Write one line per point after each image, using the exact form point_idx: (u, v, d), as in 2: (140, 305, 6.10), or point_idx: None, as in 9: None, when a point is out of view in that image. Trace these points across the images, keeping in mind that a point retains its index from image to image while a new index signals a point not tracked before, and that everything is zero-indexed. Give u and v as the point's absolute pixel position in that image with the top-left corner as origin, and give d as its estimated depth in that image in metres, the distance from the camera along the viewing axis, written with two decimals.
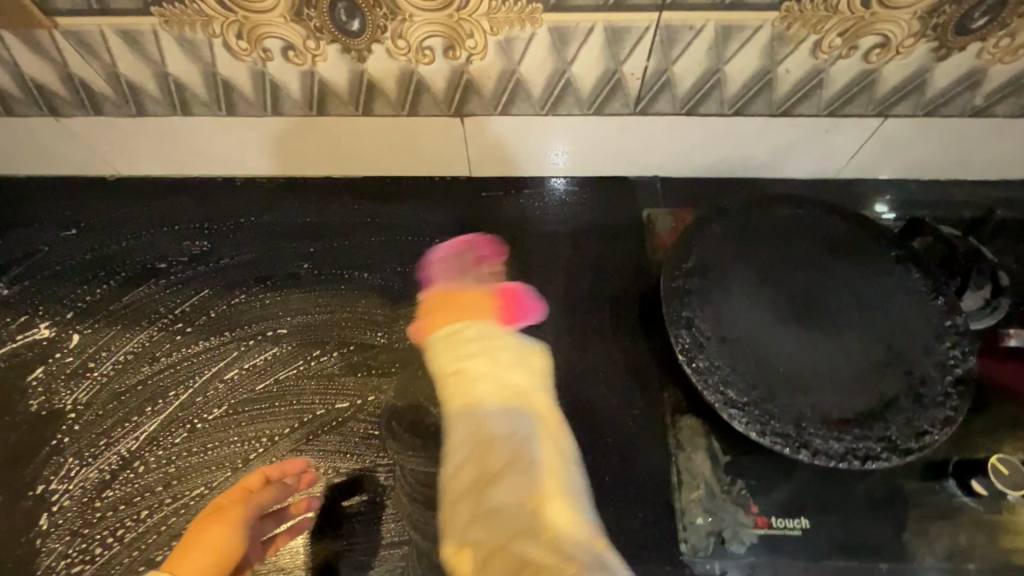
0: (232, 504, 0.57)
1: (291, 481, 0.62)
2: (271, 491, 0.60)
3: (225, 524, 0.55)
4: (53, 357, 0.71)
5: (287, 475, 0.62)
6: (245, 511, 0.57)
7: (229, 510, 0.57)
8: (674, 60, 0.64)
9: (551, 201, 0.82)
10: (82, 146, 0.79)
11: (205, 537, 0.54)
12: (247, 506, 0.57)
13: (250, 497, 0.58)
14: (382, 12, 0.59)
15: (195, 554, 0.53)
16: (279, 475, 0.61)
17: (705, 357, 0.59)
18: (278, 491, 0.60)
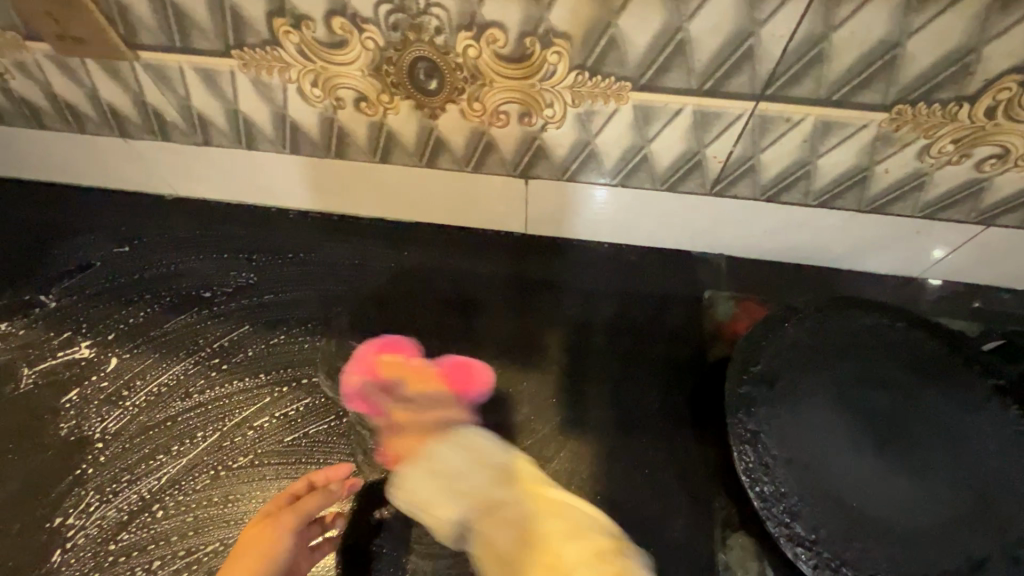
0: (282, 511, 0.57)
1: (336, 487, 0.60)
2: (316, 496, 0.58)
3: (274, 531, 0.56)
4: (89, 379, 0.70)
5: (330, 482, 0.60)
6: (294, 518, 0.57)
7: (280, 517, 0.57)
8: (763, 148, 0.59)
9: (608, 267, 0.77)
10: (144, 166, 0.79)
11: (257, 543, 0.55)
12: (296, 514, 0.57)
13: (298, 504, 0.58)
14: (463, 75, 0.56)
15: (247, 558, 0.54)
16: (322, 482, 0.60)
17: (770, 481, 0.55)
18: (325, 497, 0.59)
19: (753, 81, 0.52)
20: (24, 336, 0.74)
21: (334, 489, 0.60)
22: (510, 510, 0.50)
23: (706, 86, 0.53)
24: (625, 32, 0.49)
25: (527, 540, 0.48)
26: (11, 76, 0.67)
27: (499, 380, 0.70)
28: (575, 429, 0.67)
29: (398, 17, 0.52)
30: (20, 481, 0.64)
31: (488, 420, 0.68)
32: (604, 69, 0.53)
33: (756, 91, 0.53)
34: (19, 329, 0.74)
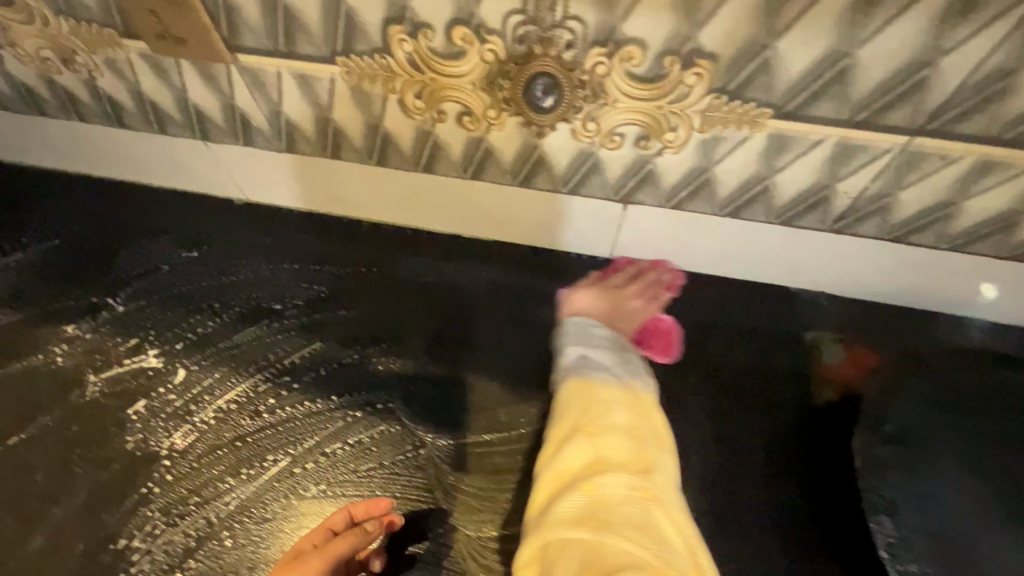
0: (314, 551, 0.53)
1: (372, 526, 0.55)
2: (351, 537, 0.53)
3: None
4: (156, 391, 0.67)
5: (367, 521, 0.56)
6: (324, 561, 0.52)
7: (309, 559, 0.52)
8: (905, 186, 0.54)
9: (700, 301, 0.72)
10: (219, 169, 0.77)
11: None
12: (325, 557, 0.52)
13: (330, 544, 0.53)
14: (585, 93, 0.52)
15: None
16: (362, 518, 0.56)
17: (914, 559, 0.48)
18: (360, 538, 0.54)
19: (915, 114, 0.47)
20: (90, 341, 0.71)
21: (371, 529, 0.55)
22: (597, 391, 0.54)
23: (859, 117, 0.48)
24: (781, 55, 0.45)
25: (593, 464, 0.48)
26: (101, 73, 0.65)
27: None
28: None
29: (529, 29, 0.48)
30: (85, 497, 0.61)
31: None
32: (747, 94, 0.48)
33: (914, 125, 0.48)
34: (86, 333, 0.72)
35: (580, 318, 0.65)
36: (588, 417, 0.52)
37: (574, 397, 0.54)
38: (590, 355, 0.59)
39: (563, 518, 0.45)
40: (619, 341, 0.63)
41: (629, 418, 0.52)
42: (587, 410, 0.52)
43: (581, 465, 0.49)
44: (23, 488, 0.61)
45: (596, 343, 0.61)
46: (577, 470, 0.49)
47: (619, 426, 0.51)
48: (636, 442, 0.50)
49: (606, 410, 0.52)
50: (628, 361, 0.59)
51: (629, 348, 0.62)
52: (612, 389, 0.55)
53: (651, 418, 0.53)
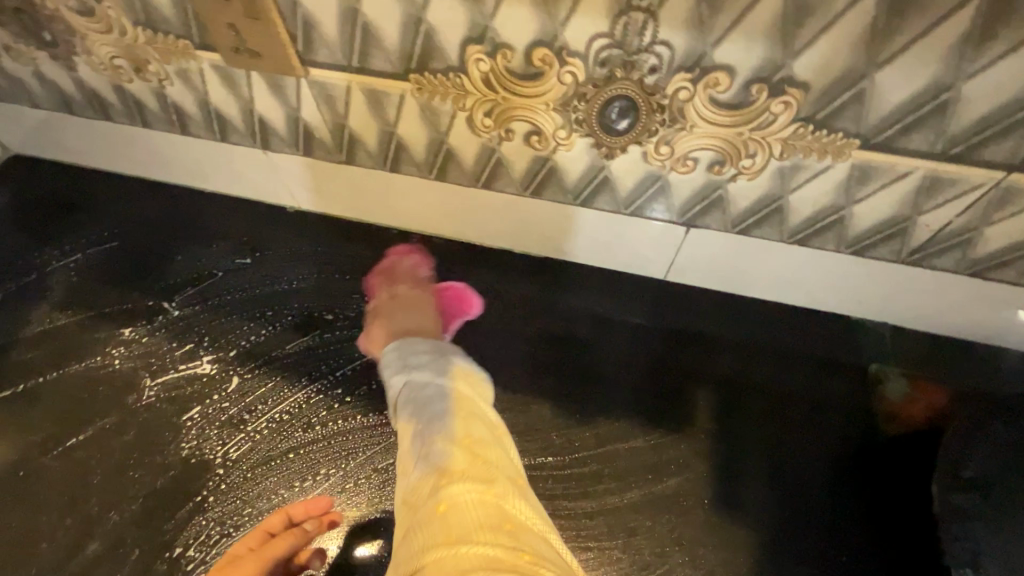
0: (247, 557, 0.51)
1: (312, 526, 0.56)
2: (289, 537, 0.53)
3: None
4: (211, 398, 0.68)
5: (307, 520, 0.56)
6: (260, 564, 0.51)
7: (242, 565, 0.51)
8: (991, 222, 0.52)
9: (757, 327, 0.71)
10: (274, 177, 0.77)
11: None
12: (261, 559, 0.51)
13: (265, 547, 0.52)
14: (662, 117, 0.51)
15: None
16: (302, 516, 0.56)
17: None
18: (300, 537, 0.54)
19: (1014, 150, 0.45)
20: (146, 345, 0.72)
21: (310, 528, 0.55)
22: (428, 408, 0.52)
23: (952, 151, 0.46)
24: (878, 87, 0.43)
25: (442, 472, 0.46)
26: (170, 82, 0.66)
27: (639, 445, 0.64)
28: (729, 513, 0.60)
29: (614, 52, 0.47)
30: (142, 503, 0.61)
31: (629, 491, 0.61)
32: (835, 124, 0.47)
33: (1012, 161, 0.46)
34: (142, 336, 0.73)
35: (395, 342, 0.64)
36: (430, 425, 0.50)
37: (408, 426, 0.52)
38: (414, 370, 0.57)
39: (416, 547, 0.41)
40: (444, 346, 0.61)
41: (462, 425, 0.50)
42: (423, 431, 0.50)
43: (426, 489, 0.46)
44: (81, 490, 0.62)
45: (429, 352, 0.59)
46: (423, 495, 0.45)
47: (457, 424, 0.50)
48: (468, 447, 0.48)
49: (436, 426, 0.50)
50: (462, 366, 0.58)
51: (452, 350, 0.61)
52: (440, 391, 0.54)
53: (482, 420, 0.52)
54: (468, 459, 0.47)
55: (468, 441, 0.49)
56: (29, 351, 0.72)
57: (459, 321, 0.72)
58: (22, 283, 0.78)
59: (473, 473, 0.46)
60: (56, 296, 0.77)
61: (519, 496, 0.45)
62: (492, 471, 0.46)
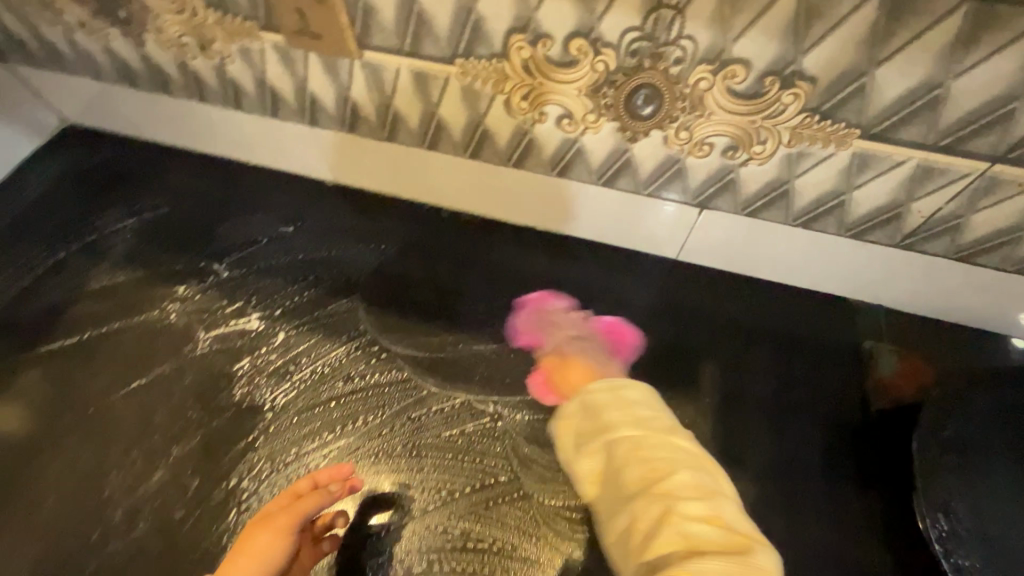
0: (279, 513, 0.56)
1: (337, 488, 0.59)
2: (317, 497, 0.57)
3: (270, 533, 0.55)
4: (259, 351, 0.74)
5: (332, 483, 0.59)
6: (292, 519, 0.55)
7: (275, 519, 0.56)
8: (977, 209, 0.58)
9: (760, 305, 0.77)
10: (320, 154, 0.83)
11: (252, 546, 0.54)
12: (292, 515, 0.55)
13: (297, 505, 0.56)
14: (683, 105, 0.57)
15: (240, 558, 0.53)
16: (326, 481, 0.59)
17: (965, 553, 0.52)
18: (326, 498, 0.57)
19: (998, 143, 0.51)
20: (199, 302, 0.79)
21: (335, 490, 0.59)
22: (654, 452, 0.54)
23: (943, 142, 0.52)
24: (878, 82, 0.49)
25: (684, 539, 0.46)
26: (232, 60, 0.72)
27: None
28: (730, 468, 0.66)
29: (643, 44, 0.53)
30: (199, 440, 0.68)
31: None
32: (838, 115, 0.53)
33: (996, 153, 0.52)
34: (196, 294, 0.79)
35: (605, 385, 0.63)
36: (652, 465, 0.53)
37: (630, 455, 0.54)
38: (636, 406, 0.60)
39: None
40: (659, 401, 0.62)
41: (694, 482, 0.51)
42: (649, 475, 0.52)
43: (671, 553, 0.46)
44: (145, 428, 0.69)
45: (655, 412, 0.60)
46: (668, 559, 0.46)
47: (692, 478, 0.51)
48: (713, 511, 0.48)
49: (669, 471, 0.51)
50: (633, 398, 0.61)
51: (665, 411, 0.62)
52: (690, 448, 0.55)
53: (724, 491, 0.52)
54: (707, 514, 0.48)
55: (702, 490, 0.50)
56: (93, 304, 0.79)
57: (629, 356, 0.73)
58: (83, 243, 0.85)
59: (719, 542, 0.46)
60: (115, 256, 0.83)
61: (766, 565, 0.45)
62: (729, 538, 0.46)
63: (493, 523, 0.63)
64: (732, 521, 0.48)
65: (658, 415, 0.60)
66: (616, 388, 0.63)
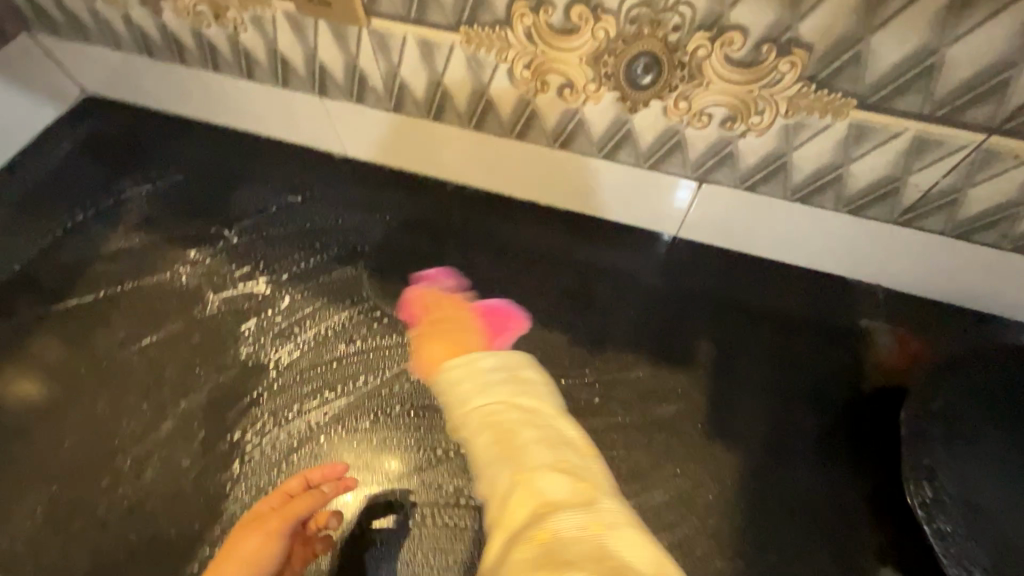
0: (270, 515, 0.58)
1: (330, 488, 0.61)
2: (308, 499, 0.59)
3: (259, 536, 0.57)
4: (265, 313, 0.77)
5: (324, 483, 0.61)
6: (281, 521, 0.58)
7: (265, 522, 0.58)
8: (974, 183, 0.58)
9: (758, 281, 0.78)
10: (328, 125, 0.85)
11: (241, 549, 0.57)
12: (281, 517, 0.58)
13: (286, 507, 0.59)
14: (682, 74, 0.57)
15: (231, 561, 0.56)
16: (319, 480, 0.61)
17: (949, 521, 0.52)
18: (317, 498, 0.59)
19: (994, 113, 0.51)
20: (210, 265, 0.81)
21: (326, 490, 0.60)
22: (509, 420, 0.53)
23: (939, 112, 0.52)
24: (873, 50, 0.50)
25: (541, 500, 0.46)
26: (245, 29, 0.74)
27: (643, 376, 0.71)
28: (720, 437, 0.67)
29: (642, 11, 0.54)
30: (206, 395, 0.70)
31: (630, 413, 0.69)
32: (835, 84, 0.53)
33: (992, 124, 0.52)
34: (206, 257, 0.82)
35: (459, 361, 0.59)
36: (502, 425, 0.52)
37: (482, 425, 0.53)
38: (490, 382, 0.56)
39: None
40: (515, 362, 0.58)
41: (541, 435, 0.51)
42: (500, 445, 0.51)
43: (526, 512, 0.46)
44: (155, 381, 0.72)
45: (512, 378, 0.56)
46: (524, 517, 0.46)
47: (540, 431, 0.52)
48: (563, 465, 0.49)
49: (518, 435, 0.51)
50: (471, 372, 0.57)
51: (520, 361, 0.59)
52: (536, 399, 0.55)
53: (562, 430, 0.54)
54: (555, 466, 0.48)
55: (548, 440, 0.51)
56: (109, 265, 0.82)
57: (515, 334, 0.74)
58: (101, 207, 0.88)
59: (573, 501, 0.45)
60: (130, 220, 0.86)
61: (617, 511, 0.45)
62: (585, 490, 0.47)
63: None
64: (591, 479, 0.49)
65: (509, 378, 0.56)
66: (472, 363, 0.58)
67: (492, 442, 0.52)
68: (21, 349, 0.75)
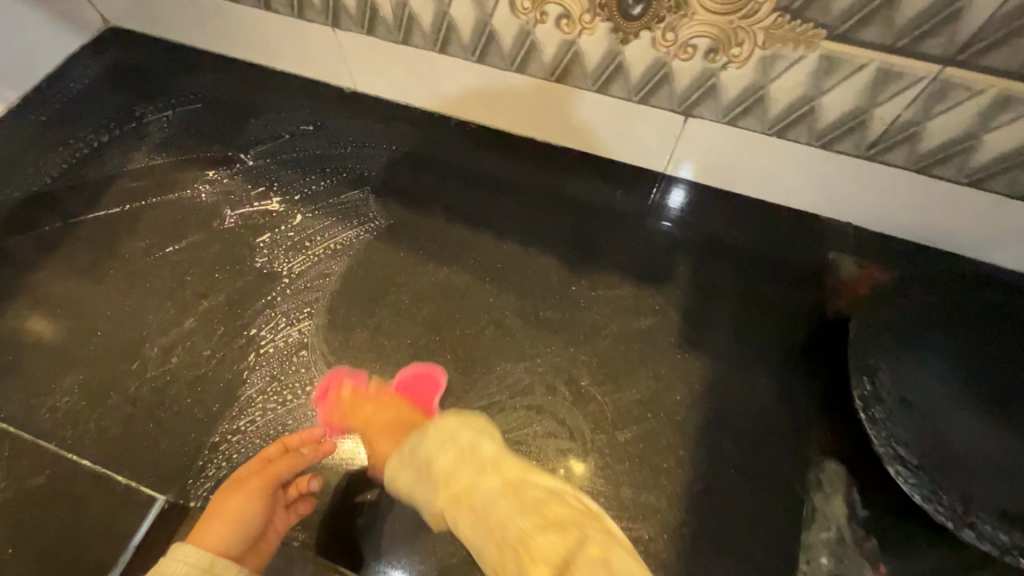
0: (251, 478, 0.60)
1: (309, 450, 0.64)
2: (290, 459, 0.62)
3: (243, 497, 0.58)
4: (279, 228, 0.83)
5: (304, 446, 0.64)
6: (265, 480, 0.60)
7: (248, 484, 0.59)
8: (933, 116, 0.63)
9: (736, 215, 0.84)
10: (340, 59, 0.90)
11: (226, 507, 0.58)
12: (264, 478, 0.60)
13: (269, 466, 0.61)
14: (669, 4, 0.62)
15: (217, 523, 0.56)
16: (297, 444, 0.64)
17: (882, 409, 0.59)
18: (298, 459, 0.62)
19: (948, 44, 0.56)
20: (227, 185, 0.87)
21: (306, 453, 0.63)
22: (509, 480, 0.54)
23: (900, 43, 0.58)
24: None
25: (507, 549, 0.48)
26: None
27: (624, 294, 0.78)
28: (691, 349, 0.74)
29: None
30: (224, 297, 0.77)
31: (610, 326, 0.75)
32: (806, 15, 0.58)
33: (947, 55, 0.57)
34: (224, 178, 0.88)
35: (404, 463, 0.59)
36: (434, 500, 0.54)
37: (460, 514, 0.53)
38: (470, 448, 0.57)
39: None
40: (445, 427, 0.59)
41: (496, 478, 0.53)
42: (512, 494, 0.52)
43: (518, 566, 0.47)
44: (178, 284, 0.78)
45: (453, 450, 0.57)
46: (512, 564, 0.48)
47: (458, 450, 0.57)
48: (491, 479, 0.53)
49: (488, 503, 0.51)
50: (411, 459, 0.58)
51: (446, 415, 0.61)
52: (441, 431, 0.59)
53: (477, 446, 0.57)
54: (483, 476, 0.54)
55: (465, 467, 0.55)
56: (133, 181, 0.88)
57: (459, 276, 0.79)
58: (124, 129, 0.94)
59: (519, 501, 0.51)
60: (151, 142, 0.92)
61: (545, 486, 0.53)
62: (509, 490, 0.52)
63: (481, 379, 0.72)
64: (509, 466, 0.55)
65: (457, 456, 0.56)
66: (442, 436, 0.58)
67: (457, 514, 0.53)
68: (53, 251, 0.81)
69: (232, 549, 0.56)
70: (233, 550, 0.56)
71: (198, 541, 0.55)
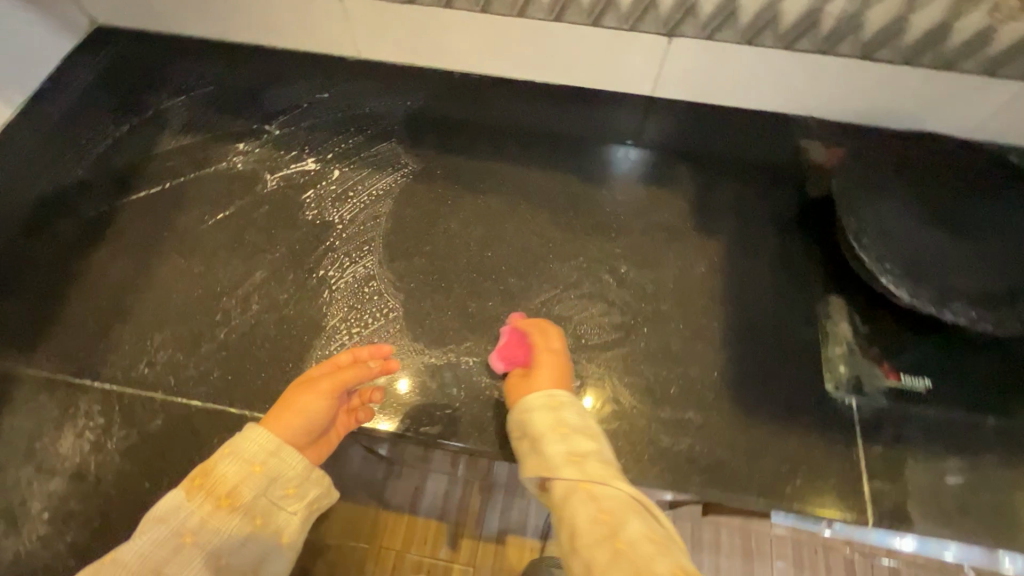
0: (322, 380, 0.69)
1: (375, 364, 0.71)
2: (357, 369, 0.69)
3: (313, 395, 0.67)
4: (321, 183, 0.90)
5: (370, 360, 0.71)
6: (334, 383, 0.68)
7: (318, 384, 0.68)
8: (871, 5, 0.78)
9: (719, 121, 0.97)
10: (343, 27, 0.96)
11: (298, 401, 0.67)
12: (334, 381, 0.68)
13: (339, 373, 0.69)
14: None
15: (288, 413, 0.66)
16: (366, 357, 0.71)
17: (868, 238, 0.73)
18: (364, 370, 0.70)
19: None
20: (261, 153, 0.93)
21: (373, 366, 0.70)
22: (602, 492, 0.56)
23: None
24: None
25: (599, 528, 0.53)
26: None
27: (640, 195, 0.90)
28: (705, 231, 0.87)
29: None
30: (285, 248, 0.84)
31: (635, 222, 0.87)
32: None
33: None
34: (256, 148, 0.94)
35: (524, 413, 0.67)
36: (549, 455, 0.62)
37: (572, 484, 0.58)
38: (572, 434, 0.63)
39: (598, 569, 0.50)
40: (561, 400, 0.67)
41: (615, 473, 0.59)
42: (614, 507, 0.54)
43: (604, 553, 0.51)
44: (237, 243, 0.84)
45: (585, 436, 0.63)
46: (595, 544, 0.52)
47: (597, 445, 0.63)
48: (611, 471, 0.59)
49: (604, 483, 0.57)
50: (542, 423, 0.65)
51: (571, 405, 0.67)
52: (578, 418, 0.65)
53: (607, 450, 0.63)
54: (602, 465, 0.60)
55: (586, 442, 0.62)
56: (167, 161, 0.92)
57: (496, 201, 0.89)
58: (142, 117, 0.97)
59: (631, 503, 0.55)
60: (173, 125, 0.96)
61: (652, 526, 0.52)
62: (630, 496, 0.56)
63: (536, 281, 0.82)
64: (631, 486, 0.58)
65: (589, 442, 0.62)
66: (557, 409, 0.66)
67: (567, 472, 0.60)
68: (107, 231, 0.85)
69: (297, 438, 0.66)
70: (298, 439, 0.66)
71: (272, 426, 0.65)
